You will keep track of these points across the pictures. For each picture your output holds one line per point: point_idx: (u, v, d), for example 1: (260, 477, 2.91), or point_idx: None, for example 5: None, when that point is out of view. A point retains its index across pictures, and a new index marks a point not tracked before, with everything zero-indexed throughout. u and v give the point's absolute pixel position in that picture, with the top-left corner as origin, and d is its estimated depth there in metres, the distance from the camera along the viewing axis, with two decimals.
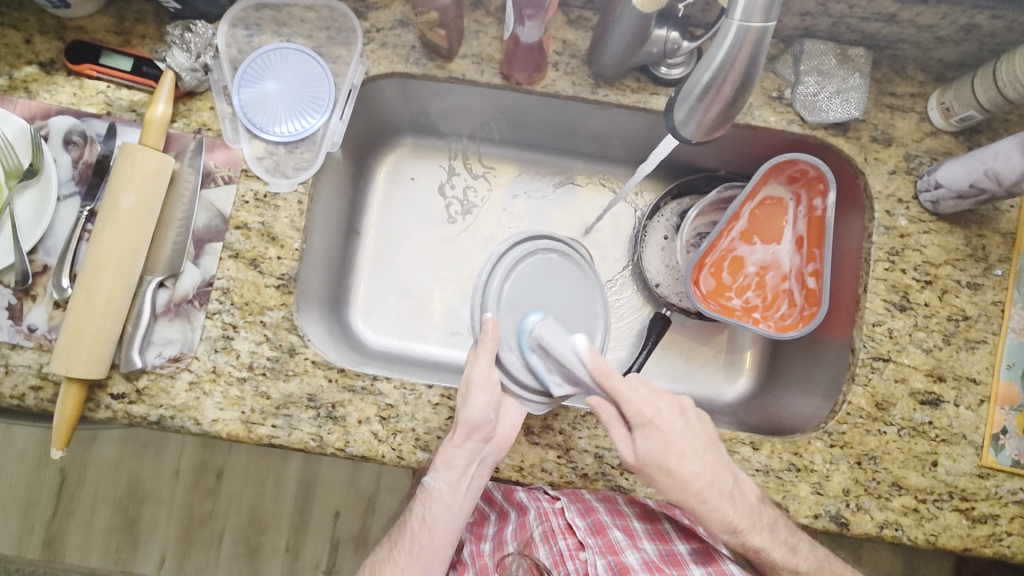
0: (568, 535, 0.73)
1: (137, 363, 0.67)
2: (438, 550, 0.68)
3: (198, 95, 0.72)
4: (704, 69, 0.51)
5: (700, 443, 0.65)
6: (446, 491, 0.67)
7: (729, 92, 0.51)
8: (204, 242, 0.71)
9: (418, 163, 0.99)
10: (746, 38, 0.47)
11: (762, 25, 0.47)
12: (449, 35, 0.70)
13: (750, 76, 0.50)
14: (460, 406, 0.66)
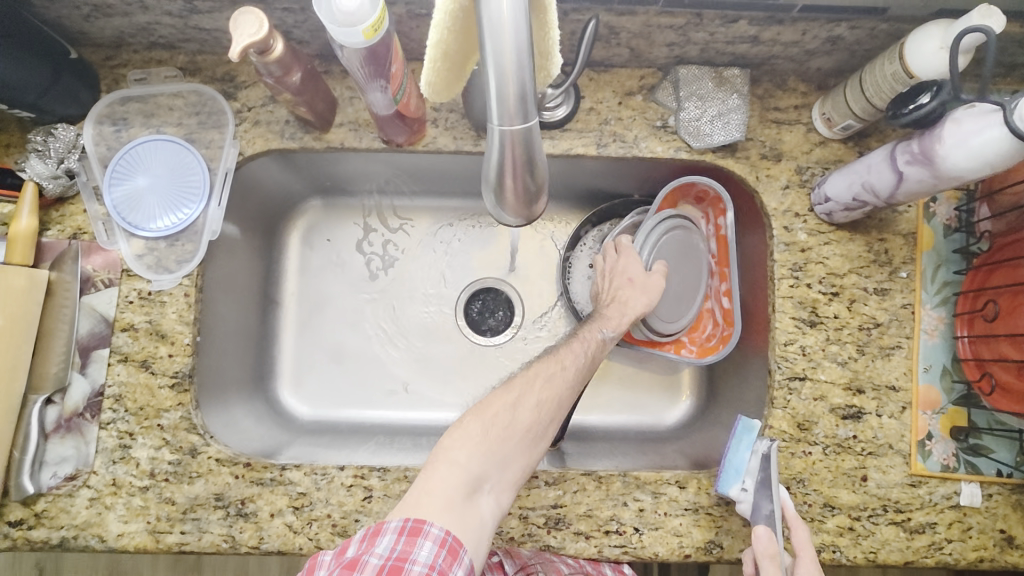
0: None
1: (29, 489, 0.65)
2: (515, 434, 0.62)
3: (69, 199, 0.70)
4: (486, 167, 0.46)
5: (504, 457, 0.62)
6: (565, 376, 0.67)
7: (520, 181, 0.46)
8: (90, 349, 0.69)
9: (333, 224, 0.96)
10: (512, 137, 0.43)
11: (523, 124, 0.42)
12: (314, 109, 0.69)
13: (534, 163, 0.45)
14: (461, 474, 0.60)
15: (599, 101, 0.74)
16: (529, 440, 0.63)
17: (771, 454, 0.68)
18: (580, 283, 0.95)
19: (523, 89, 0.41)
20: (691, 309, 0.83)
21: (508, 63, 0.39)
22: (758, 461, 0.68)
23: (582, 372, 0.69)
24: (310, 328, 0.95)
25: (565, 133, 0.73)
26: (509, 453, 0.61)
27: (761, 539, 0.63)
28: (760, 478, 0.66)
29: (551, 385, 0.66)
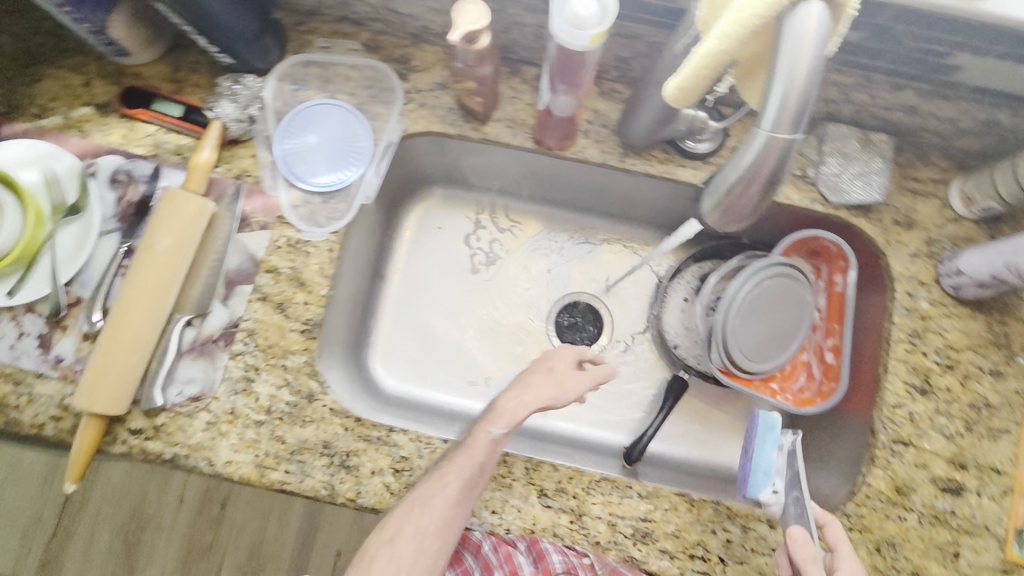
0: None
1: (157, 402, 0.68)
2: (436, 533, 0.65)
3: (241, 143, 0.75)
4: (732, 166, 0.50)
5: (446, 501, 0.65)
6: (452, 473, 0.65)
7: (759, 189, 0.49)
8: (234, 283, 0.72)
9: (446, 214, 1.00)
10: (774, 145, 0.45)
11: (790, 135, 0.44)
12: (485, 102, 0.73)
13: (779, 174, 0.48)
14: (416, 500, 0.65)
15: (745, 142, 0.77)
16: (439, 513, 0.64)
17: (796, 449, 0.70)
18: (673, 314, 0.97)
19: (803, 104, 0.43)
20: (771, 355, 0.83)
21: (801, 78, 0.41)
22: (785, 459, 0.70)
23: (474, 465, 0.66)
24: (404, 308, 0.98)
25: (707, 166, 0.76)
26: (395, 533, 0.64)
27: (796, 541, 0.60)
28: (787, 476, 0.68)
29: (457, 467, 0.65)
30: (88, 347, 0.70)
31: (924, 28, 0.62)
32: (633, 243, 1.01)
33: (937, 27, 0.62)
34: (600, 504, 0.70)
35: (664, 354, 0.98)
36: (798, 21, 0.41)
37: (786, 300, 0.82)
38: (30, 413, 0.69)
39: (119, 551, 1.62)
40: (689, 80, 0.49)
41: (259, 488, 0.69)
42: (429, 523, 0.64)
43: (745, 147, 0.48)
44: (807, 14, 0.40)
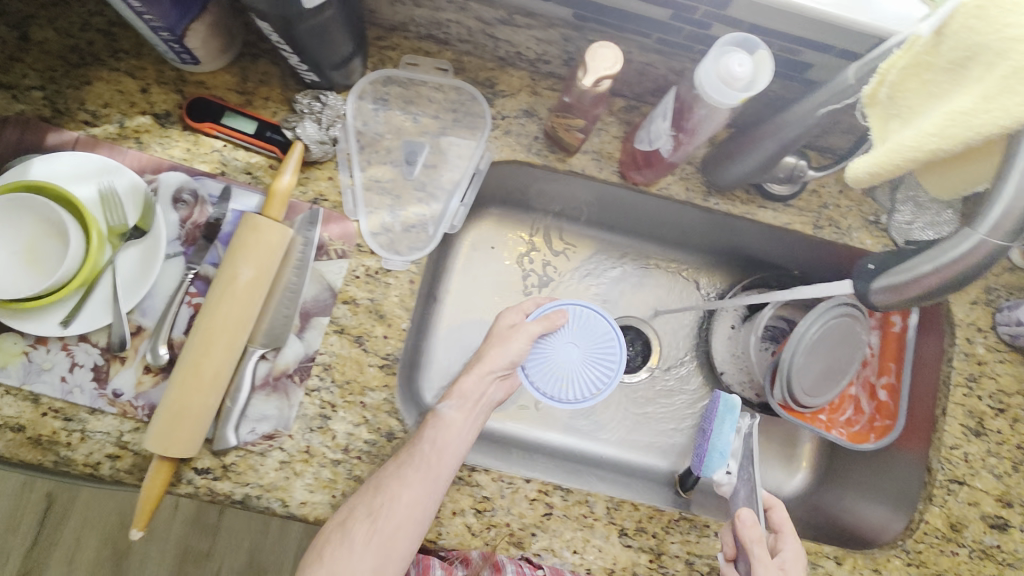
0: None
1: (231, 442, 0.65)
2: (405, 528, 0.63)
3: (319, 164, 0.71)
4: (926, 258, 0.43)
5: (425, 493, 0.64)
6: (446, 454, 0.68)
7: (944, 286, 0.43)
8: (311, 314, 0.69)
9: (501, 233, 0.98)
10: (981, 250, 0.40)
11: (1003, 244, 0.39)
12: (583, 136, 0.71)
13: (972, 276, 0.42)
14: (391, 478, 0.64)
15: (822, 185, 0.78)
16: (411, 507, 0.63)
17: (753, 431, 0.77)
18: (721, 339, 0.98)
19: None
20: (830, 387, 0.86)
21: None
22: (739, 441, 0.78)
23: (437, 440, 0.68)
24: (459, 331, 0.95)
25: (787, 209, 0.77)
26: (331, 550, 0.61)
27: (746, 522, 0.64)
28: (742, 458, 0.76)
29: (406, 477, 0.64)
30: (152, 380, 0.66)
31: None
32: (681, 269, 1.02)
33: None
34: (678, 543, 0.71)
35: (711, 380, 1.00)
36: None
37: (848, 337, 0.85)
38: (83, 452, 0.64)
39: (107, 560, 1.53)
40: (887, 168, 0.44)
41: None
42: (399, 520, 0.62)
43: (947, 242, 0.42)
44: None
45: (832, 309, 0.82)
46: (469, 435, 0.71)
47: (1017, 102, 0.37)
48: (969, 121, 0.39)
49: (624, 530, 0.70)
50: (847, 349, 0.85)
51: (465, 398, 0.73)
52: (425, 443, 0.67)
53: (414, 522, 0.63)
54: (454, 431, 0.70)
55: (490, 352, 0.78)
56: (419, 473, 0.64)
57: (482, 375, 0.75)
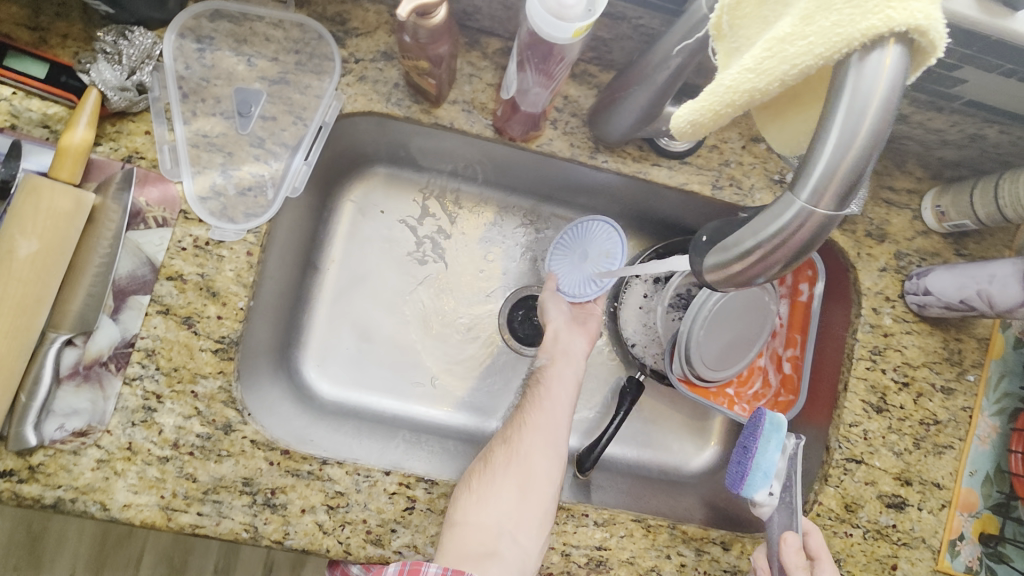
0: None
1: (31, 441, 0.56)
2: (516, 514, 0.62)
3: (132, 116, 0.60)
4: (747, 233, 0.36)
5: (528, 491, 0.64)
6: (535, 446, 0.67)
7: (774, 268, 0.37)
8: (126, 293, 0.60)
9: (390, 196, 0.89)
10: (808, 221, 0.34)
11: (829, 210, 0.33)
12: (438, 82, 0.62)
13: (806, 252, 0.36)
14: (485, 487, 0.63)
15: (724, 141, 0.70)
16: (539, 434, 0.68)
17: (798, 452, 0.67)
18: (631, 312, 0.90)
19: (856, 175, 0.32)
20: (736, 361, 0.80)
21: (857, 143, 0.31)
22: (785, 461, 0.67)
23: (548, 427, 0.69)
24: (342, 303, 0.87)
25: (684, 167, 0.69)
26: (474, 532, 0.59)
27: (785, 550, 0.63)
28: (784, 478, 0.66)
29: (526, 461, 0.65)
30: None
31: (953, 42, 0.53)
32: None
33: (964, 42, 0.53)
34: (554, 534, 0.66)
35: (621, 354, 0.93)
36: (870, 64, 0.31)
37: (754, 307, 0.79)
38: None
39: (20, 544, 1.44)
40: (710, 115, 0.37)
41: (165, 533, 0.60)
42: (531, 445, 0.67)
43: (769, 212, 0.35)
44: (884, 53, 0.31)
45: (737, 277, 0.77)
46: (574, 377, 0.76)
47: (832, 25, 0.31)
48: (784, 51, 0.33)
49: None
50: (754, 319, 0.80)
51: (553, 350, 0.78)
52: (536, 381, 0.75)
53: (549, 450, 0.67)
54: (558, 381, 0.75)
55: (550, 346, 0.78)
56: (542, 411, 0.70)
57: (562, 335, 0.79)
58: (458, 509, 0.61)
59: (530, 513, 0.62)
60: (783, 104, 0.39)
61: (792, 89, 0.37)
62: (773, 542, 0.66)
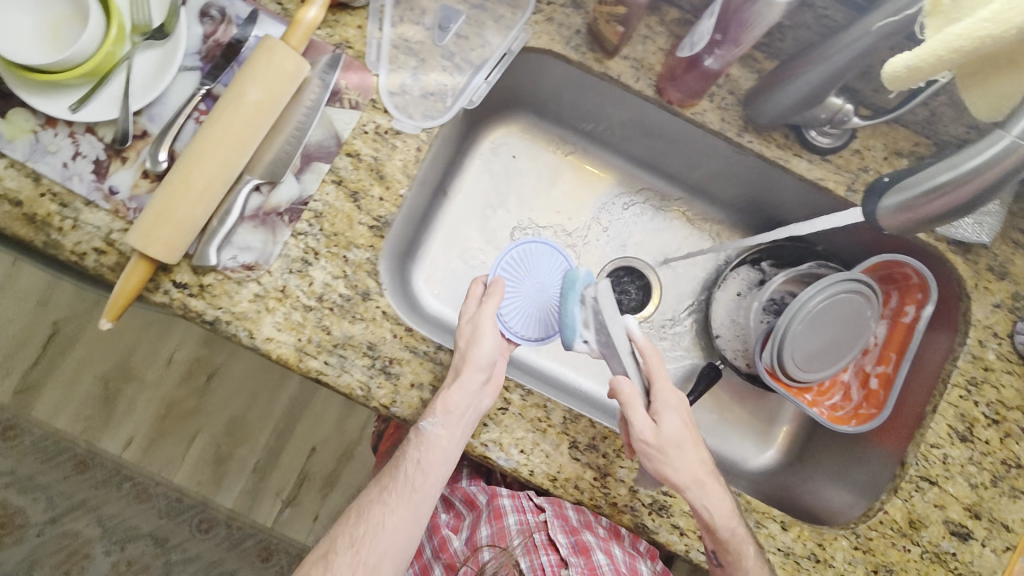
0: (550, 551, 0.78)
1: (211, 261, 0.65)
2: None
3: (350, 9, 0.69)
4: (944, 168, 0.50)
5: (376, 566, 0.66)
6: (402, 522, 0.68)
7: (954, 204, 0.50)
8: (312, 158, 0.68)
9: (525, 143, 0.95)
10: (1010, 158, 0.46)
11: None
12: (624, 31, 0.66)
13: (986, 197, 0.49)
14: (347, 549, 0.67)
15: (867, 148, 0.73)
16: (393, 536, 0.67)
17: (597, 299, 0.74)
18: (722, 303, 0.94)
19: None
20: (824, 367, 0.82)
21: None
22: (586, 310, 0.75)
23: (414, 517, 0.68)
24: (457, 229, 0.94)
25: (823, 163, 0.72)
26: None
27: (623, 387, 0.67)
28: (595, 326, 0.73)
29: (391, 535, 0.67)
30: (147, 186, 0.66)
31: None
32: (700, 223, 0.98)
33: None
34: (626, 468, 0.70)
35: (704, 340, 0.97)
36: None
37: (853, 318, 0.81)
38: (71, 240, 0.65)
39: (98, 398, 1.61)
40: (930, 61, 0.43)
41: (293, 372, 0.68)
42: (398, 521, 0.68)
43: (972, 151, 0.48)
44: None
45: (842, 283, 0.78)
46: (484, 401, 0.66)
47: None
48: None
49: (576, 444, 0.70)
50: (850, 326, 0.81)
51: (455, 412, 0.64)
52: (415, 447, 0.67)
53: (395, 556, 0.67)
54: (440, 452, 0.66)
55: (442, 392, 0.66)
56: (406, 506, 0.68)
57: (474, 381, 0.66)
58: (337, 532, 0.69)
59: None
60: (993, 70, 0.45)
61: (997, 55, 0.44)
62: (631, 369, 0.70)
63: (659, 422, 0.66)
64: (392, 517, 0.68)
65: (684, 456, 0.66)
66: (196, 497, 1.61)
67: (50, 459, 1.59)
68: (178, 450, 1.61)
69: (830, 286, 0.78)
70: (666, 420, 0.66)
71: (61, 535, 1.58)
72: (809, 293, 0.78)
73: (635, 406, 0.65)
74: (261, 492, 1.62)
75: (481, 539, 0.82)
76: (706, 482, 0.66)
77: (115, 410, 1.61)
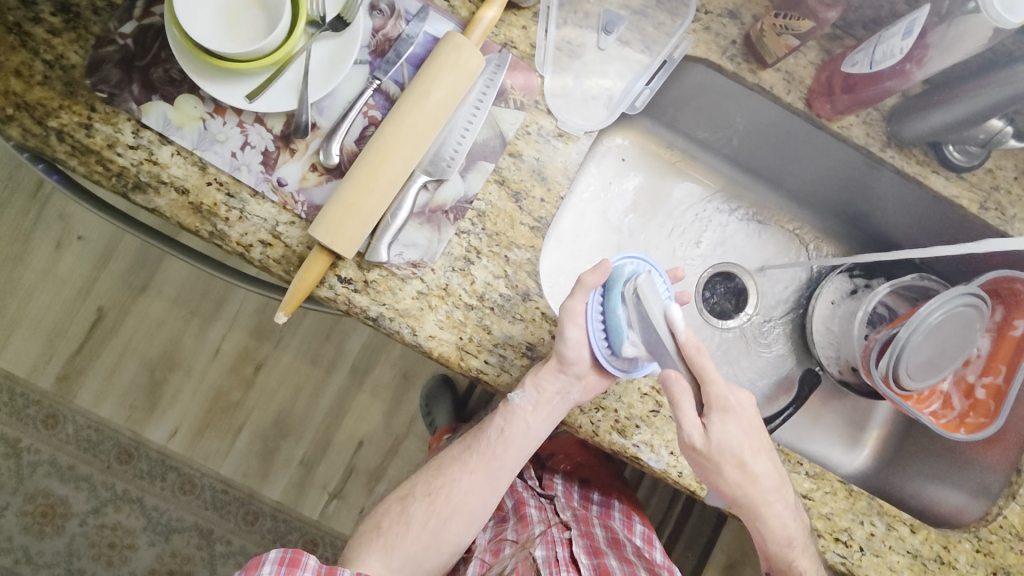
0: (567, 567, 0.89)
1: (382, 257, 0.65)
2: (447, 523, 0.81)
3: (517, 10, 0.69)
4: None
5: (454, 506, 0.81)
6: (477, 480, 0.82)
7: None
8: (477, 158, 0.68)
9: (638, 147, 0.96)
10: None
11: None
12: (795, 45, 0.68)
13: None
14: (441, 492, 0.82)
15: (999, 167, 0.76)
16: (468, 494, 0.82)
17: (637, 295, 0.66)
18: (820, 312, 0.97)
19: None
20: (932, 375, 0.85)
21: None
22: (631, 309, 0.67)
23: (492, 478, 0.82)
24: (573, 235, 0.93)
25: (959, 181, 0.75)
26: (392, 522, 0.82)
27: (671, 382, 0.65)
28: (640, 325, 0.67)
29: (466, 489, 0.82)
30: (316, 179, 0.65)
31: None
32: (799, 231, 1.00)
33: None
34: None
35: (798, 346, 1.00)
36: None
37: (962, 333, 0.85)
38: (238, 231, 0.64)
39: (141, 387, 1.52)
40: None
41: (453, 370, 0.68)
42: (471, 487, 0.81)
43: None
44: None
45: (957, 300, 0.82)
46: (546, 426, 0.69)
47: None
48: None
49: None
50: (949, 343, 0.85)
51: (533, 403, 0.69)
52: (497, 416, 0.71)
53: (469, 511, 0.82)
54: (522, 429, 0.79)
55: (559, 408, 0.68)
56: (484, 468, 0.81)
57: (563, 373, 0.66)
58: (427, 479, 0.85)
59: (440, 542, 0.81)
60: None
61: None
62: (670, 358, 0.66)
63: (753, 467, 0.68)
64: (474, 473, 0.82)
65: (775, 513, 0.69)
66: (243, 489, 1.55)
67: (92, 447, 1.51)
68: (223, 441, 1.55)
69: (947, 300, 0.81)
70: (756, 466, 0.69)
71: (101, 525, 1.52)
72: (931, 308, 0.81)
73: (685, 406, 0.64)
74: (308, 484, 1.57)
75: (507, 535, 0.94)
76: (793, 550, 0.71)
77: (161, 398, 1.53)
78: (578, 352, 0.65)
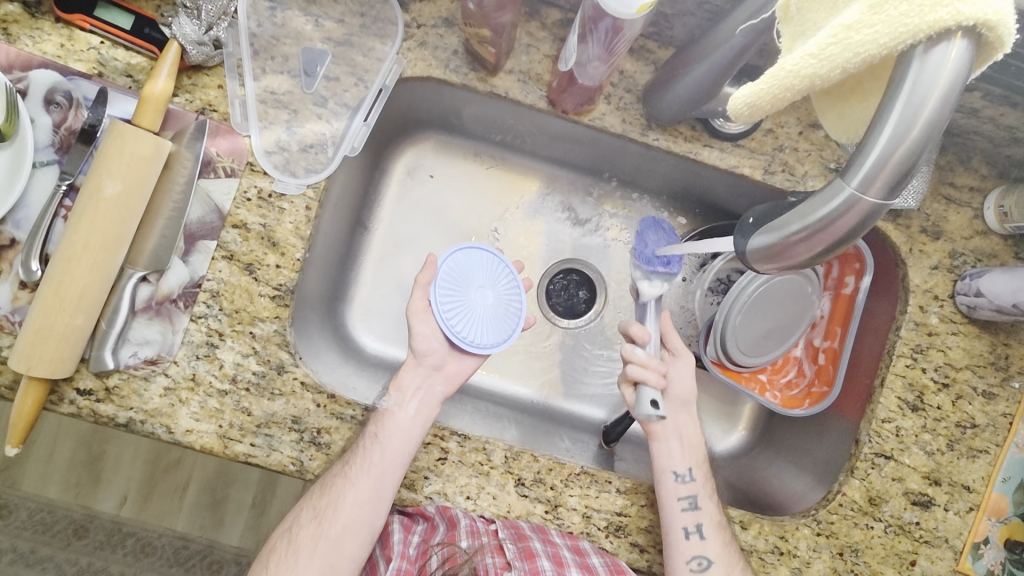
0: (495, 553, 0.63)
1: (109, 364, 0.62)
2: (339, 554, 0.65)
3: (206, 70, 0.64)
4: (796, 216, 0.40)
5: (339, 528, 0.65)
6: (356, 499, 0.65)
7: (816, 251, 0.41)
8: (196, 238, 0.64)
9: (441, 161, 0.90)
10: (857, 205, 0.37)
11: (880, 198, 0.36)
12: (498, 50, 0.62)
13: (843, 241, 0.40)
14: (323, 511, 0.65)
15: (780, 125, 0.69)
16: (353, 511, 0.65)
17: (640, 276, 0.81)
18: (670, 291, 0.90)
19: (905, 168, 0.35)
20: (773, 346, 0.80)
21: (911, 136, 0.34)
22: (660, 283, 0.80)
23: (374, 493, 0.65)
24: (388, 263, 0.90)
25: (736, 149, 0.69)
26: (277, 558, 0.65)
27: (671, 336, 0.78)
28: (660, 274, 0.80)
29: (347, 506, 0.65)
30: (28, 297, 0.62)
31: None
32: (636, 213, 0.93)
33: None
34: (577, 496, 0.69)
35: None
36: (935, 57, 0.33)
37: (797, 297, 0.79)
38: None
39: (81, 463, 1.44)
40: (765, 99, 0.40)
41: (222, 459, 0.65)
42: (351, 503, 0.65)
43: (817, 198, 0.39)
44: (950, 46, 0.32)
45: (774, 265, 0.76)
46: (417, 428, 0.67)
47: (900, 16, 0.32)
48: (849, 39, 0.35)
49: (520, 479, 0.68)
50: (787, 309, 0.79)
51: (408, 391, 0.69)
52: (366, 439, 0.66)
53: (360, 527, 0.65)
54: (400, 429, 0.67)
55: (388, 442, 0.66)
56: (363, 475, 0.65)
57: (421, 366, 0.71)
58: (310, 501, 0.67)
59: None
60: (845, 93, 0.41)
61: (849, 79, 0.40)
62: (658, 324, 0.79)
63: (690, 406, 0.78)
64: (353, 485, 0.65)
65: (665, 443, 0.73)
66: (202, 542, 1.47)
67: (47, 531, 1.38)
68: (173, 502, 1.47)
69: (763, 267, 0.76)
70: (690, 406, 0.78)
71: None
72: (746, 279, 0.76)
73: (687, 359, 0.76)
74: (262, 525, 1.49)
75: (433, 538, 0.67)
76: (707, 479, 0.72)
77: (100, 474, 1.44)
78: (429, 343, 0.71)
